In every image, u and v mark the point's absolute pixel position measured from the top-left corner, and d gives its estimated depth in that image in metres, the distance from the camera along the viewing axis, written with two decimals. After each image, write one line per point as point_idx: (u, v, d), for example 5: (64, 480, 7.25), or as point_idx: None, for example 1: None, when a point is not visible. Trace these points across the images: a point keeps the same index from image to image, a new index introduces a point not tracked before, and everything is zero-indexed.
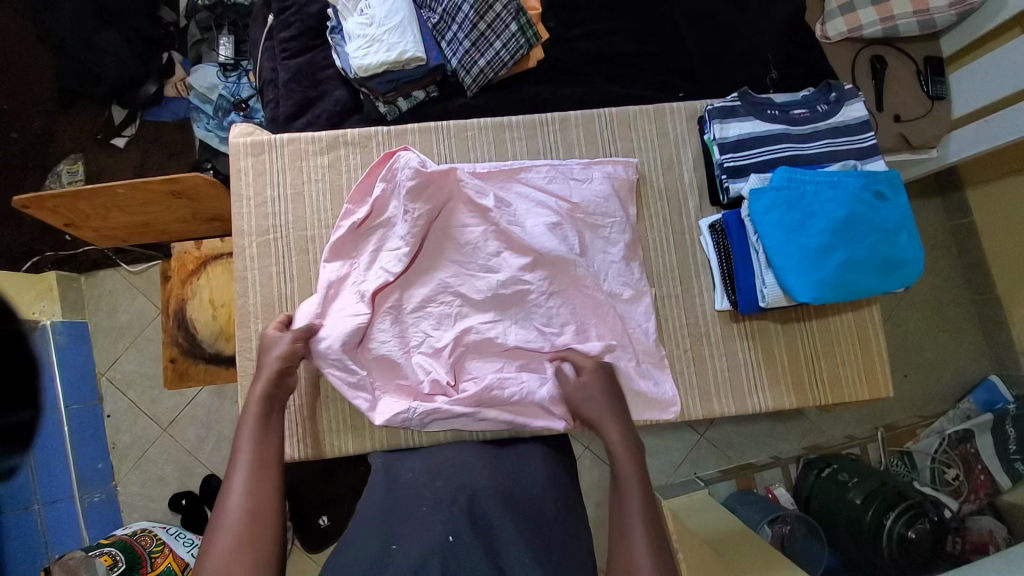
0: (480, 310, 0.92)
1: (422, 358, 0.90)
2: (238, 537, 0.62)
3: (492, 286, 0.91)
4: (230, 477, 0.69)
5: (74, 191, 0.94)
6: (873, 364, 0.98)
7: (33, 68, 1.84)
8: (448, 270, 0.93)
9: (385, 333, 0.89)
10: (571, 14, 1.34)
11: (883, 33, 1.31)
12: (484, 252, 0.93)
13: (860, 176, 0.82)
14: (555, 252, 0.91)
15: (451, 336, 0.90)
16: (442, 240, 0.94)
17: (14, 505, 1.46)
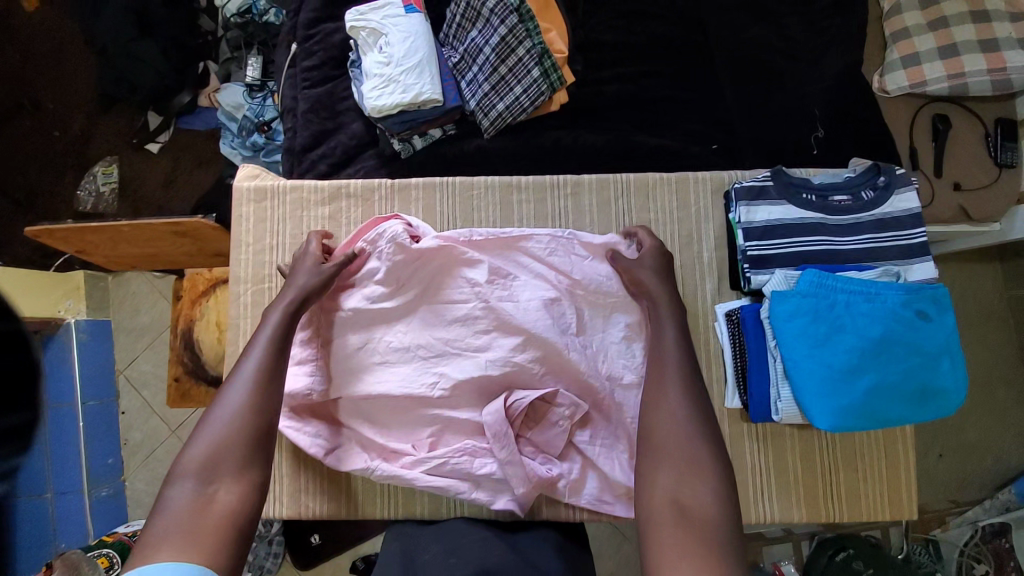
0: (468, 385, 0.87)
1: (399, 428, 0.89)
2: (234, 430, 0.68)
3: (480, 365, 0.87)
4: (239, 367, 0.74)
5: (80, 226, 0.96)
6: (897, 484, 0.88)
7: (79, 72, 1.90)
8: (434, 343, 0.90)
9: (361, 402, 0.89)
10: (601, 56, 1.27)
11: (950, 91, 1.17)
12: (478, 323, 0.89)
13: (901, 290, 0.72)
14: (550, 331, 0.87)
15: (434, 411, 0.88)
16: (430, 308, 0.91)
17: (29, 490, 1.57)
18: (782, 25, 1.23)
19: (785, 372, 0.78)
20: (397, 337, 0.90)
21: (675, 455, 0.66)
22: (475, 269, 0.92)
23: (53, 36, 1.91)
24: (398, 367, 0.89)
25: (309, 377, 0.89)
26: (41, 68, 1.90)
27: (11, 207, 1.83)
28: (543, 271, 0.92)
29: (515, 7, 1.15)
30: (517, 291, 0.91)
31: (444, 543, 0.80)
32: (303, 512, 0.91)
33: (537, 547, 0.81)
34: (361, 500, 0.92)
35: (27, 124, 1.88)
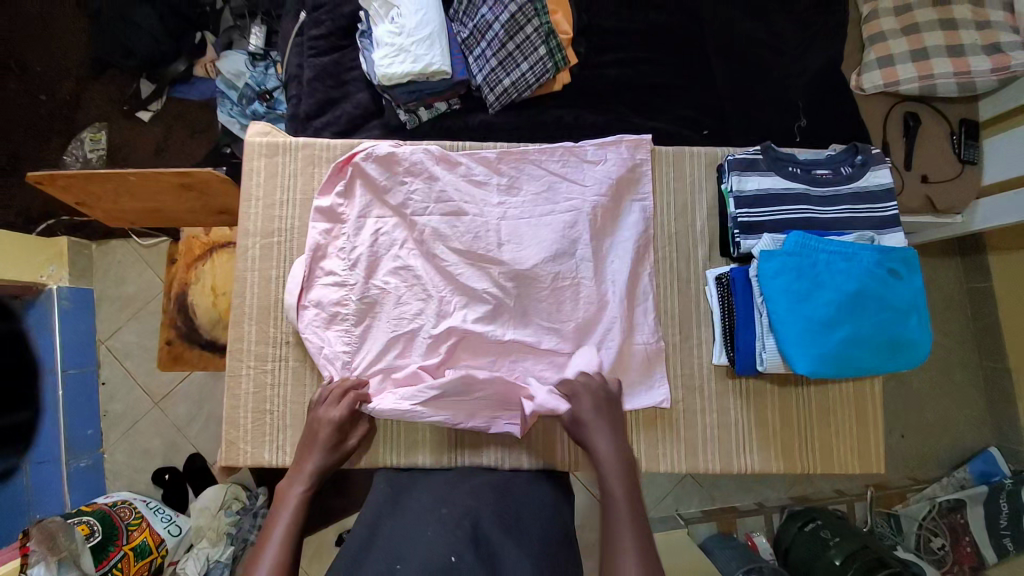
0: (478, 301, 0.93)
1: (406, 349, 0.93)
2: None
3: (498, 277, 0.92)
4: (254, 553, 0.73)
5: (87, 173, 0.95)
6: (867, 442, 0.96)
7: (69, 34, 1.85)
8: (447, 283, 0.94)
9: (373, 318, 0.93)
10: (603, 41, 1.33)
11: (921, 91, 1.26)
12: (481, 252, 0.93)
13: (876, 250, 0.79)
14: (560, 244, 0.93)
15: (449, 327, 0.92)
16: (448, 219, 0.95)
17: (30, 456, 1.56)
18: (771, 23, 1.31)
19: (770, 324, 0.83)
20: (409, 259, 0.95)
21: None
22: (494, 178, 0.98)
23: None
24: (417, 280, 0.94)
25: (341, 280, 0.93)
26: (29, 29, 1.83)
27: None
28: (541, 191, 0.97)
29: None
30: (528, 208, 0.96)
31: (437, 491, 0.83)
32: None
33: (534, 492, 0.87)
34: (366, 441, 0.93)
35: (13, 87, 1.81)
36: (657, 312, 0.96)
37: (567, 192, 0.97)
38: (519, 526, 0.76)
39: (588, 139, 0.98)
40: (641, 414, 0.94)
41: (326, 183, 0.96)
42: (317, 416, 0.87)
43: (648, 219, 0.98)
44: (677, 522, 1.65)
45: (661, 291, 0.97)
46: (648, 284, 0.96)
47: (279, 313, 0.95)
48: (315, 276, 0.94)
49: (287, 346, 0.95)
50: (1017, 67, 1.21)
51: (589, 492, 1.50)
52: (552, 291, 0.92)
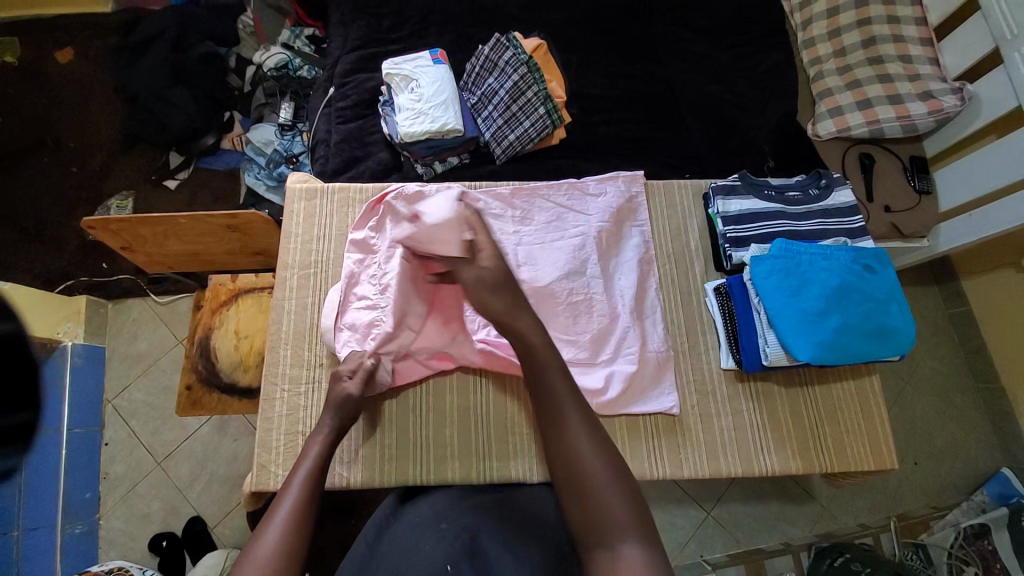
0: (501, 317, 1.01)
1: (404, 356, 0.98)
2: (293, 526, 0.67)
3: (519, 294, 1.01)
4: (277, 500, 0.71)
5: (141, 218, 1.10)
6: (877, 438, 1.01)
7: (104, 112, 1.99)
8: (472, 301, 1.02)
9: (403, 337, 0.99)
10: (592, 105, 1.54)
11: (870, 133, 1.47)
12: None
13: (851, 251, 0.92)
14: (571, 263, 1.04)
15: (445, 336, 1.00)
16: None
17: None
18: (732, 87, 1.55)
19: (768, 321, 0.92)
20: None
21: (602, 520, 0.63)
22: (508, 210, 1.10)
23: (81, 82, 2.01)
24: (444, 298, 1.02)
25: (372, 305, 0.99)
26: (68, 109, 1.98)
27: (18, 235, 1.82)
28: (551, 221, 1.09)
29: (525, 61, 1.40)
30: (541, 235, 1.08)
31: (439, 505, 0.83)
32: (337, 482, 0.94)
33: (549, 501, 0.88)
34: (395, 459, 0.95)
35: (45, 161, 1.92)
36: (665, 323, 1.04)
37: (574, 220, 1.09)
38: (518, 537, 0.74)
39: (589, 175, 1.12)
40: (657, 421, 0.99)
41: (360, 221, 1.07)
42: (331, 397, 0.89)
43: (649, 241, 1.09)
44: (703, 568, 1.54)
45: (666, 304, 1.06)
46: (654, 298, 1.05)
47: (315, 337, 1.02)
48: (348, 303, 1.00)
49: (320, 367, 1.00)
50: (948, 109, 1.43)
51: None
52: (569, 305, 1.01)
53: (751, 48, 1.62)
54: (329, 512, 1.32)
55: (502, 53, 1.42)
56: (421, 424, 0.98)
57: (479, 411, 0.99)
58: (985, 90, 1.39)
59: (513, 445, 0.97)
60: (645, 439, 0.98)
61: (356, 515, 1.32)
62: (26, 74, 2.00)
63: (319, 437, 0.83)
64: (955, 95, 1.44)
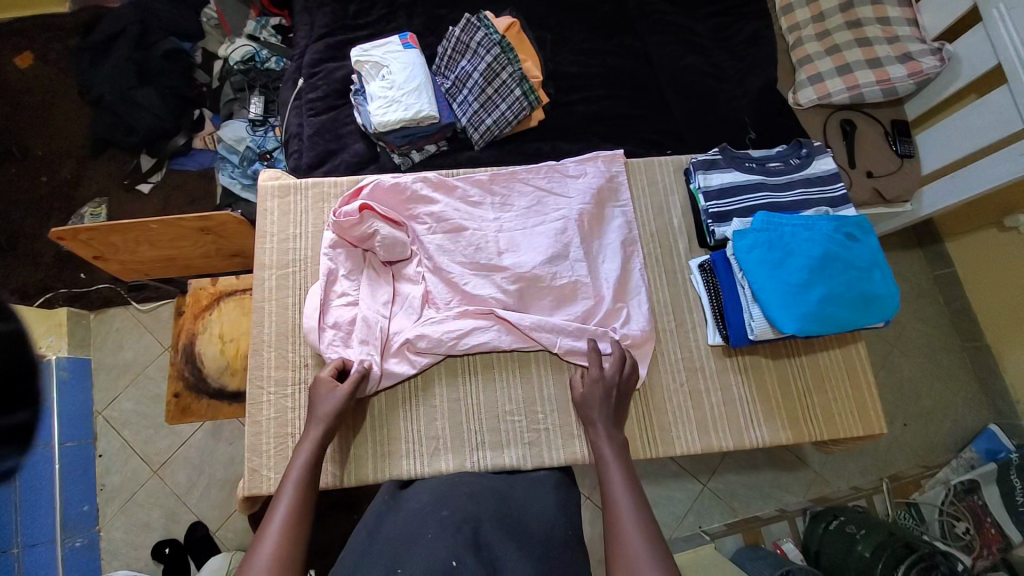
0: (484, 306, 1.00)
1: (382, 346, 0.96)
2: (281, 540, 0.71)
3: (502, 282, 1.00)
4: (267, 519, 0.74)
5: (110, 224, 1.07)
6: (865, 403, 1.02)
7: (67, 116, 1.91)
8: (457, 292, 1.00)
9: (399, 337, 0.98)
10: (569, 83, 1.50)
11: (851, 99, 1.45)
12: (483, 262, 1.02)
13: (832, 220, 0.92)
14: (553, 246, 1.02)
15: (413, 326, 0.97)
16: (451, 238, 1.03)
17: None
18: (710, 58, 1.53)
19: (753, 295, 0.91)
20: (411, 276, 1.03)
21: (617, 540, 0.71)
22: (487, 196, 1.08)
23: (41, 87, 1.93)
24: (430, 291, 1.01)
25: (361, 308, 0.98)
26: (30, 115, 1.90)
27: None
28: (531, 205, 1.07)
29: (497, 41, 1.36)
30: (522, 221, 1.06)
31: (436, 491, 0.82)
32: (328, 481, 0.93)
33: (542, 488, 0.88)
34: (386, 452, 0.95)
35: (12, 171, 1.84)
36: (651, 302, 1.04)
37: (555, 203, 1.07)
38: (520, 528, 0.74)
39: (568, 156, 1.10)
40: (646, 401, 0.99)
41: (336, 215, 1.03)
42: (315, 395, 0.89)
43: (632, 221, 1.08)
44: (702, 539, 1.57)
45: (652, 282, 1.06)
46: (640, 277, 1.04)
47: (298, 338, 1.00)
48: (333, 304, 0.98)
49: (305, 368, 0.98)
50: (927, 70, 1.41)
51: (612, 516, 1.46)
52: (553, 288, 1.00)
53: (729, 17, 1.59)
54: (333, 508, 1.32)
55: (473, 35, 1.38)
56: (412, 418, 0.97)
57: (471, 400, 0.98)
58: (964, 49, 1.37)
59: (504, 434, 0.97)
60: (640, 422, 0.98)
61: (359, 511, 1.32)
62: None
63: (307, 451, 0.83)
64: (935, 56, 1.43)
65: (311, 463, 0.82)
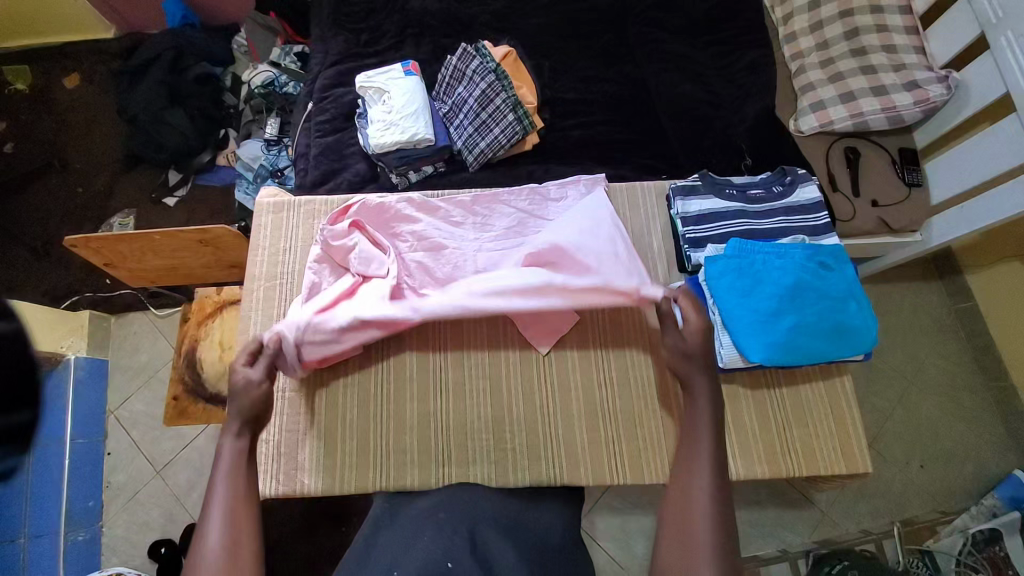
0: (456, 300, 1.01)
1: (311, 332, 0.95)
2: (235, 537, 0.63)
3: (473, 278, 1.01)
4: (202, 526, 0.63)
5: (118, 235, 1.18)
6: (849, 439, 0.98)
7: (107, 133, 2.07)
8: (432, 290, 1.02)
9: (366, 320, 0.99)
10: (566, 108, 1.54)
11: (855, 127, 1.42)
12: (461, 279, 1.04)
13: (805, 249, 0.94)
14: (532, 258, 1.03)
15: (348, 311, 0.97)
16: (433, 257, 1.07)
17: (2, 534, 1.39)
18: (708, 86, 1.54)
19: (723, 322, 0.92)
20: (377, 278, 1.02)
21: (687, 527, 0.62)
22: (467, 215, 1.12)
23: (86, 106, 2.10)
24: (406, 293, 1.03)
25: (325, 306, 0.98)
26: (75, 133, 2.07)
27: (27, 253, 1.89)
28: (510, 226, 1.11)
29: (492, 68, 1.42)
30: (502, 239, 1.08)
31: (433, 499, 0.84)
32: (296, 488, 0.96)
33: (537, 502, 0.89)
34: (354, 465, 0.97)
35: (54, 182, 2.00)
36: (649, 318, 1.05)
37: (535, 226, 1.10)
38: (516, 529, 0.76)
39: (550, 182, 1.14)
40: (615, 427, 0.99)
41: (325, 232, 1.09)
42: (236, 380, 0.79)
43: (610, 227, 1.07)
44: None
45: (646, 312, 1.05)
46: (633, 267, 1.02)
47: None
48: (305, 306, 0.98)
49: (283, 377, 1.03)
50: (934, 98, 1.38)
51: (608, 549, 1.43)
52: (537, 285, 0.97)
53: (728, 45, 1.60)
54: (323, 518, 1.34)
55: (470, 63, 1.44)
56: (384, 430, 0.99)
57: (439, 414, 1.00)
58: (973, 76, 1.34)
59: (472, 448, 0.98)
60: (607, 447, 0.98)
61: (347, 523, 1.33)
62: (37, 102, 2.11)
63: (231, 436, 0.72)
64: (941, 83, 1.39)
65: (248, 447, 0.72)
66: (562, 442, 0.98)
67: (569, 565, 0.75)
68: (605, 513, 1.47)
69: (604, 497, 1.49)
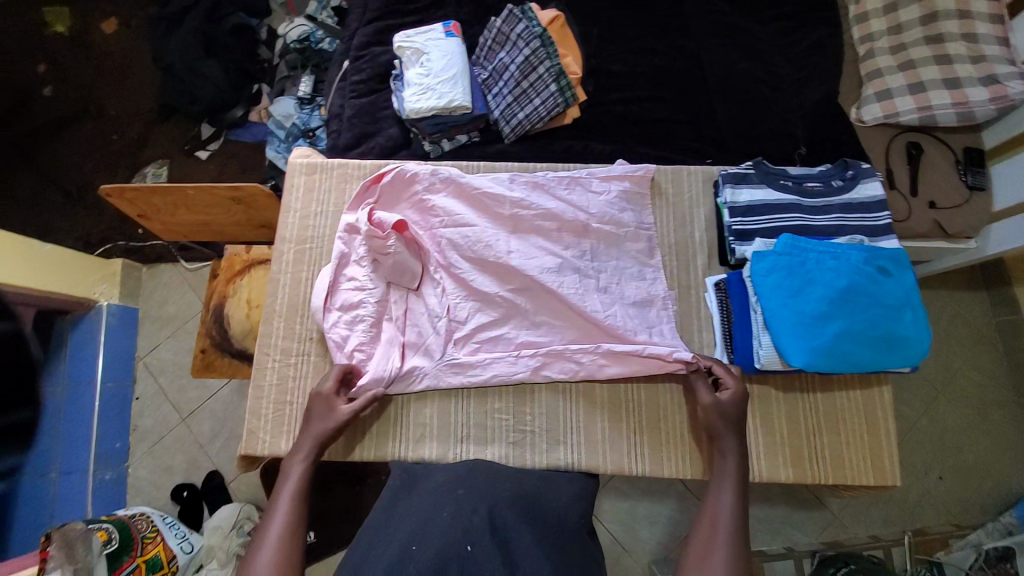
0: (489, 306, 1.00)
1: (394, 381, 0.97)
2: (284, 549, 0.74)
3: (504, 288, 1.01)
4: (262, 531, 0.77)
5: (152, 186, 1.18)
6: (881, 450, 0.95)
7: (142, 81, 2.07)
8: (464, 298, 1.01)
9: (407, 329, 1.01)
10: (611, 81, 1.46)
11: (920, 121, 1.32)
12: (491, 260, 1.01)
13: (864, 251, 0.89)
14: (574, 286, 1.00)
15: (396, 346, 0.99)
16: (461, 236, 1.03)
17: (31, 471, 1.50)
18: (766, 64, 1.44)
19: (764, 323, 0.91)
20: (427, 298, 1.03)
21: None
22: (502, 194, 1.06)
23: (122, 52, 2.09)
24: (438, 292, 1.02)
25: (363, 312, 1.00)
26: (111, 79, 2.07)
27: (62, 198, 1.92)
28: (548, 206, 1.05)
29: (538, 34, 1.34)
30: (537, 221, 1.05)
31: (452, 473, 0.83)
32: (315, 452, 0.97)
33: (554, 482, 0.88)
34: (375, 433, 0.98)
35: (88, 128, 2.01)
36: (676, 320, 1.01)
37: (573, 217, 1.05)
38: (536, 513, 0.75)
39: (594, 171, 1.08)
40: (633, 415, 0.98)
41: (356, 201, 1.06)
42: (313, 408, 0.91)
43: (661, 288, 1.02)
44: None
45: (677, 318, 1.01)
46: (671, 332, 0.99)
47: (304, 312, 1.06)
48: (337, 298, 1.01)
49: (309, 342, 1.04)
50: (1014, 95, 1.26)
51: (611, 531, 1.44)
52: (588, 330, 0.99)
53: (793, 22, 1.48)
54: (336, 478, 1.37)
55: (514, 26, 1.37)
56: (406, 404, 0.99)
57: (461, 391, 0.99)
58: None
59: (486, 433, 0.97)
60: (627, 439, 0.97)
61: (360, 483, 1.37)
62: (74, 45, 2.10)
63: (299, 462, 0.86)
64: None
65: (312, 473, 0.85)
66: (582, 428, 0.97)
67: (584, 553, 0.74)
68: (612, 497, 1.47)
69: (612, 482, 1.49)
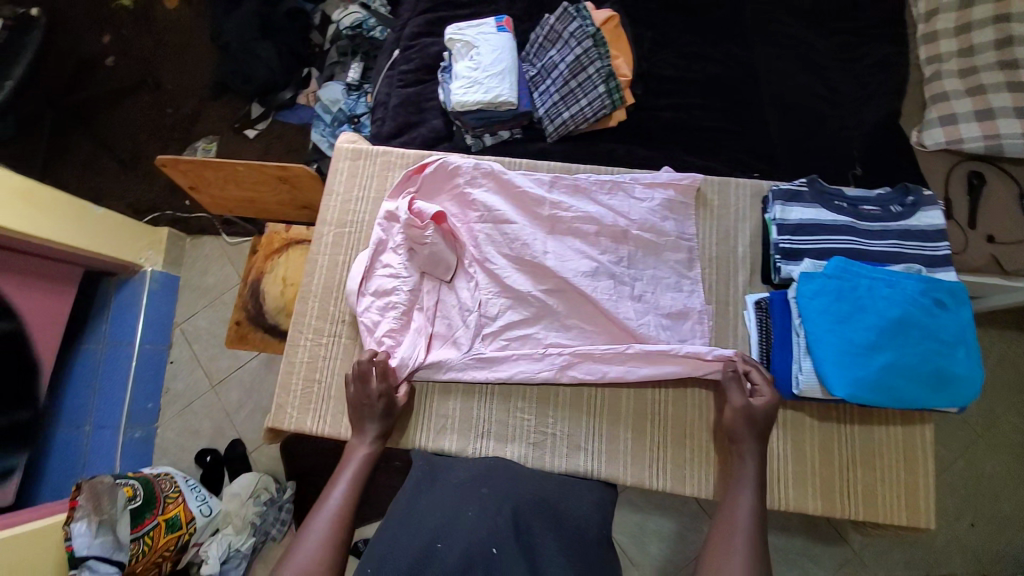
0: (520, 304, 1.00)
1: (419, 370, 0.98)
2: (340, 518, 0.80)
3: (537, 288, 1.00)
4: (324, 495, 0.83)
5: (205, 160, 1.22)
6: (917, 491, 0.90)
7: (199, 58, 2.14)
8: (495, 294, 1.01)
9: (437, 321, 1.02)
10: (661, 86, 1.43)
11: (987, 149, 1.24)
12: (527, 259, 1.01)
13: (920, 282, 0.85)
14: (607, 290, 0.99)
15: (423, 335, 1.00)
16: (499, 232, 1.03)
17: (69, 423, 1.58)
18: (826, 79, 1.38)
19: (806, 347, 0.88)
20: (459, 291, 1.04)
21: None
22: (541, 194, 1.05)
23: (184, 29, 2.17)
24: (470, 286, 1.03)
25: (395, 299, 1.01)
26: (170, 55, 2.15)
27: (117, 165, 2.01)
28: (588, 209, 1.04)
29: (591, 34, 1.33)
30: (576, 223, 1.04)
31: (474, 469, 0.84)
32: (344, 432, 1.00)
33: (575, 491, 0.84)
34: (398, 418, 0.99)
35: (145, 100, 2.10)
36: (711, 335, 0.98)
37: (612, 222, 1.03)
38: (558, 519, 0.75)
39: (637, 177, 1.06)
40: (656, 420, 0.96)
41: (397, 190, 1.07)
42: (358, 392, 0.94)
43: (699, 302, 0.99)
44: None
45: (710, 331, 0.98)
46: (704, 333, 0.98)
47: (339, 294, 1.07)
48: (371, 283, 1.02)
49: (342, 324, 1.06)
50: None
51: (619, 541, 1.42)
52: (615, 334, 0.98)
53: (858, 36, 1.42)
54: None
55: (567, 25, 1.35)
56: (430, 395, 1.00)
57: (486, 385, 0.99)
58: None
59: (507, 431, 0.97)
60: (649, 449, 0.95)
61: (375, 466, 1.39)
62: (139, 19, 2.19)
63: (366, 442, 0.92)
64: None
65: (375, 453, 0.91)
66: (604, 436, 0.96)
67: (602, 562, 0.74)
68: (623, 507, 1.45)
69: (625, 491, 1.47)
